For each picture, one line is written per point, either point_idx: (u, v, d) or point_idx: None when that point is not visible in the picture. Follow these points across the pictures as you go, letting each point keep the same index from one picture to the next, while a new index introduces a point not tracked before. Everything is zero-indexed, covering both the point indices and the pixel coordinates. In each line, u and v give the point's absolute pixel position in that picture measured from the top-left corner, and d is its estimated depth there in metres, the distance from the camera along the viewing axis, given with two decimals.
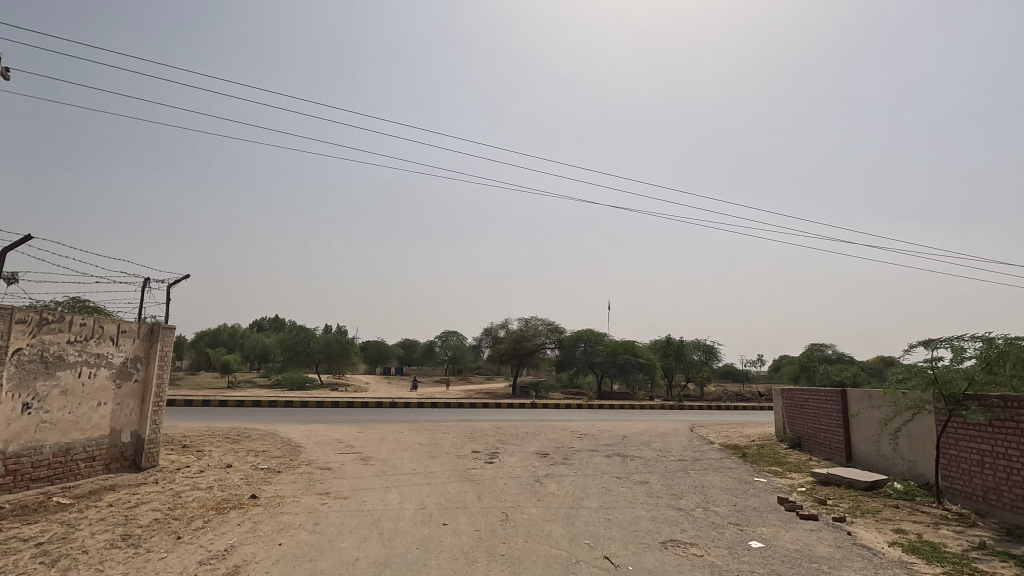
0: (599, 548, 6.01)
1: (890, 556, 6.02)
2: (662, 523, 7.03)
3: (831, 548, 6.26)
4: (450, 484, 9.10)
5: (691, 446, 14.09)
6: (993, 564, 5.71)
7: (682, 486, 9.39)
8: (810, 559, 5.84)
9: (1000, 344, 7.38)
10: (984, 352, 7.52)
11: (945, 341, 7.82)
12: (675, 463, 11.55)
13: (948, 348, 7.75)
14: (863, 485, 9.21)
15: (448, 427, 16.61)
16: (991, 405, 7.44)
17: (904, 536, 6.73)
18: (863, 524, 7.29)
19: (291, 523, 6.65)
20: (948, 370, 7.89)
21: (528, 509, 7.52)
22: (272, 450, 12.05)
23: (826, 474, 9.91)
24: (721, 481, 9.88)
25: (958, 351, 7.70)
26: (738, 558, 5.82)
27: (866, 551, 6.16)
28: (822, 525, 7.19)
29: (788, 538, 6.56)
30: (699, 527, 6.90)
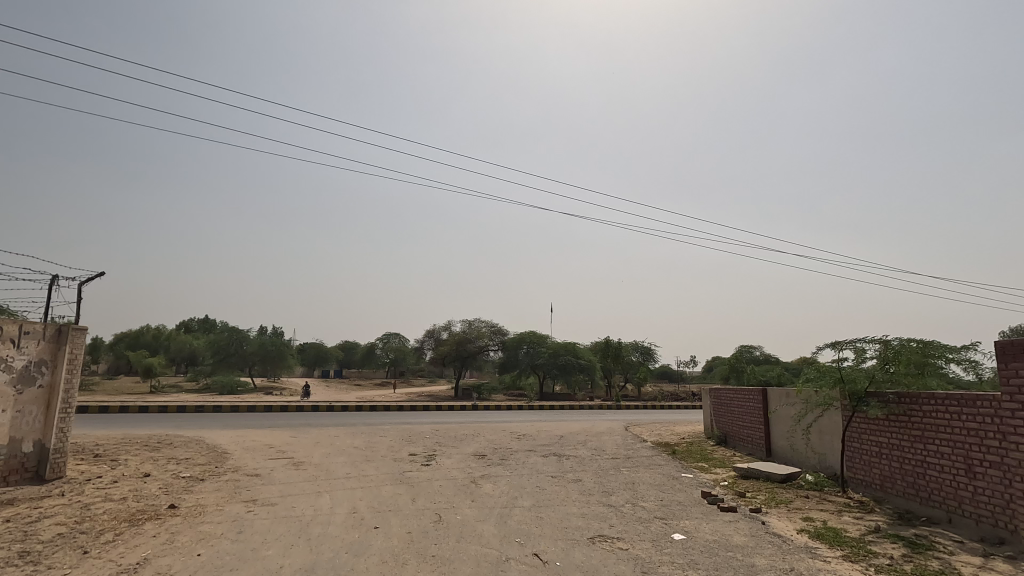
0: (530, 545, 6.13)
1: (797, 542, 6.49)
2: (592, 519, 7.25)
3: (746, 537, 6.66)
4: (385, 487, 8.99)
5: (625, 444, 14.58)
6: (884, 546, 6.27)
7: (614, 483, 9.70)
8: (726, 548, 6.19)
9: (896, 346, 8.12)
10: (883, 353, 8.23)
11: (850, 343, 8.47)
12: (608, 461, 11.91)
13: (852, 350, 8.41)
14: (778, 477, 9.84)
15: (386, 431, 16.38)
16: (888, 401, 8.14)
17: (811, 523, 7.28)
18: (776, 514, 7.81)
19: (212, 533, 6.38)
20: (852, 369, 8.58)
21: (463, 510, 7.56)
22: (196, 457, 11.47)
23: (746, 469, 10.52)
24: (650, 477, 10.28)
25: (861, 352, 8.38)
26: (660, 550, 6.09)
27: (777, 538, 6.62)
28: (740, 516, 7.65)
29: (708, 530, 6.92)
30: (626, 522, 7.17)
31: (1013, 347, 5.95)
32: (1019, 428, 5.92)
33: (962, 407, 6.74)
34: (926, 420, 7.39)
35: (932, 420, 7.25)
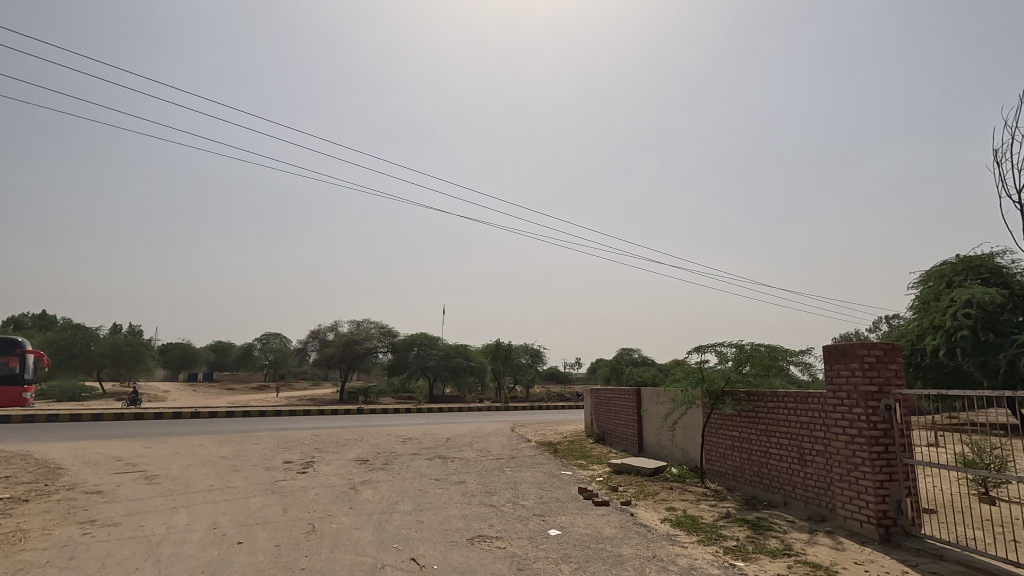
0: (408, 550, 6.03)
1: (661, 531, 7.02)
2: (472, 520, 7.30)
3: (616, 528, 7.08)
4: (254, 498, 8.37)
5: (510, 445, 14.89)
6: (732, 529, 6.99)
7: (496, 483, 9.86)
8: (597, 540, 6.55)
9: (748, 349, 9.09)
10: (738, 356, 9.17)
11: (712, 346, 9.34)
12: (492, 461, 12.07)
13: (713, 352, 9.28)
14: (648, 471, 10.60)
15: (260, 438, 15.27)
16: (739, 399, 9.07)
17: (673, 512, 7.92)
18: (644, 505, 8.39)
19: (35, 562, 5.51)
20: (712, 370, 9.45)
21: (339, 518, 7.25)
22: (19, 475, 9.86)
23: (620, 464, 11.20)
24: (531, 476, 10.58)
25: (720, 355, 9.26)
26: (537, 546, 6.28)
27: (643, 528, 7.11)
28: (612, 509, 8.12)
29: (582, 524, 7.27)
30: (506, 521, 7.31)
31: (836, 351, 6.91)
32: (838, 421, 6.88)
33: (797, 403, 7.70)
34: (769, 415, 8.34)
35: (774, 415, 8.20)
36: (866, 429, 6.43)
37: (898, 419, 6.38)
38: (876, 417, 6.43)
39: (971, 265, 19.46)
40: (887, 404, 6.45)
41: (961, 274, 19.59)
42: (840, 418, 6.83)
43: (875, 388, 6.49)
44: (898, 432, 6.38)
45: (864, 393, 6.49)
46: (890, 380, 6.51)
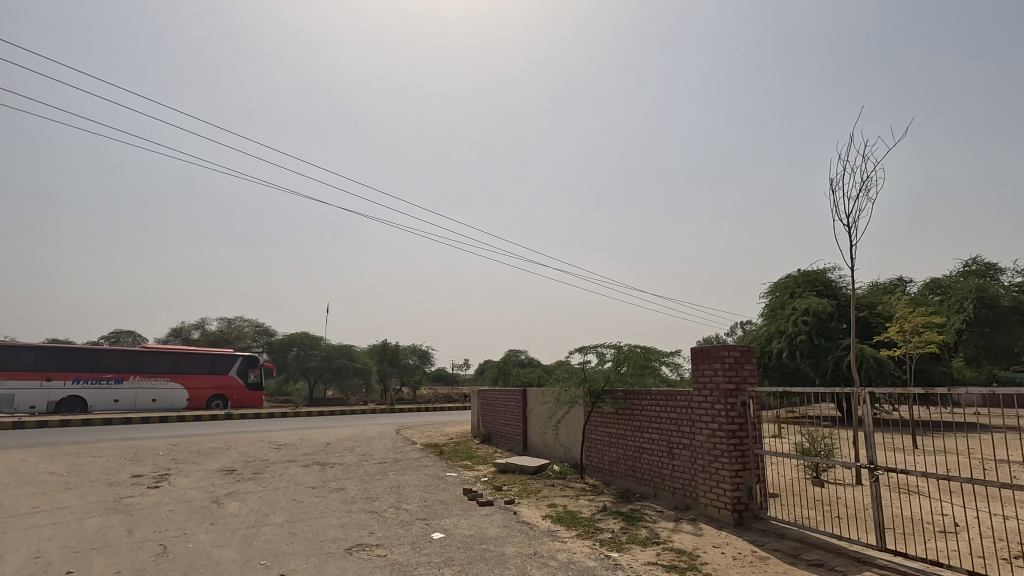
0: (277, 566, 5.58)
1: (542, 527, 7.19)
2: (351, 529, 6.95)
3: (499, 528, 7.13)
4: (91, 519, 7.28)
5: (394, 448, 14.48)
6: (608, 522, 7.34)
7: (378, 488, 9.51)
8: (480, 541, 6.53)
9: (626, 350, 9.64)
10: (617, 356, 9.68)
11: (593, 348, 9.77)
12: (375, 466, 11.65)
13: (594, 353, 9.71)
14: (531, 469, 10.85)
15: (102, 449, 13.40)
16: (617, 398, 9.55)
17: (554, 508, 8.16)
18: (526, 503, 8.55)
19: None
20: (593, 370, 9.88)
21: (197, 536, 6.53)
22: None
23: (504, 463, 11.34)
24: (415, 479, 10.35)
25: (600, 355, 9.72)
26: (419, 551, 6.13)
27: (525, 526, 7.23)
28: (495, 509, 8.17)
29: (466, 525, 7.22)
30: (387, 527, 7.05)
31: (702, 352, 7.54)
32: (701, 416, 7.50)
33: (667, 401, 8.29)
34: (642, 412, 8.90)
35: (646, 413, 8.76)
36: (725, 423, 7.07)
37: (751, 413, 7.11)
38: (734, 412, 7.12)
39: (809, 278, 22.33)
40: (742, 400, 7.17)
41: (801, 286, 22.42)
42: (704, 414, 7.46)
43: (733, 385, 7.18)
44: (751, 425, 7.11)
45: (724, 391, 7.15)
46: (746, 378, 7.24)
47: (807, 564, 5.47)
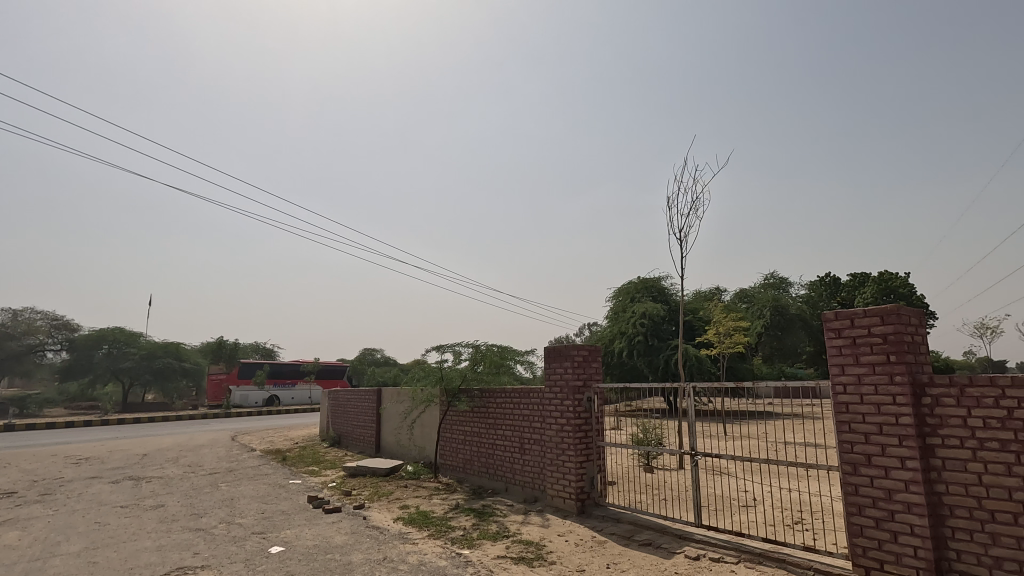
0: None
1: (393, 531, 6.98)
2: (171, 551, 6.11)
3: (346, 535, 6.77)
4: None
5: (228, 456, 13.10)
6: (460, 520, 7.37)
7: (207, 502, 8.51)
8: (325, 551, 6.15)
9: (482, 350, 9.80)
10: (473, 356, 9.79)
11: (451, 347, 9.77)
12: (203, 478, 10.41)
13: (451, 352, 9.71)
14: (383, 471, 10.54)
15: None
16: (473, 396, 9.64)
17: (406, 510, 7.98)
18: (377, 507, 8.25)
19: None
20: (450, 369, 9.86)
21: None
22: None
23: (354, 467, 10.85)
24: (253, 490, 9.45)
25: (457, 355, 9.75)
26: (253, 569, 5.58)
27: (375, 531, 6.96)
28: (343, 515, 7.76)
29: (309, 536, 6.75)
30: (215, 545, 6.32)
31: (554, 351, 7.92)
32: (551, 412, 7.87)
33: (520, 398, 8.56)
34: (496, 410, 9.10)
35: (500, 410, 8.96)
36: (573, 418, 7.51)
37: (595, 408, 7.64)
38: (580, 407, 7.59)
39: (646, 285, 24.74)
40: (588, 396, 7.67)
41: (640, 292, 24.75)
42: (553, 409, 7.84)
43: (581, 382, 7.65)
44: (595, 418, 7.64)
45: (572, 387, 7.58)
46: (592, 375, 7.76)
47: (638, 544, 6.01)
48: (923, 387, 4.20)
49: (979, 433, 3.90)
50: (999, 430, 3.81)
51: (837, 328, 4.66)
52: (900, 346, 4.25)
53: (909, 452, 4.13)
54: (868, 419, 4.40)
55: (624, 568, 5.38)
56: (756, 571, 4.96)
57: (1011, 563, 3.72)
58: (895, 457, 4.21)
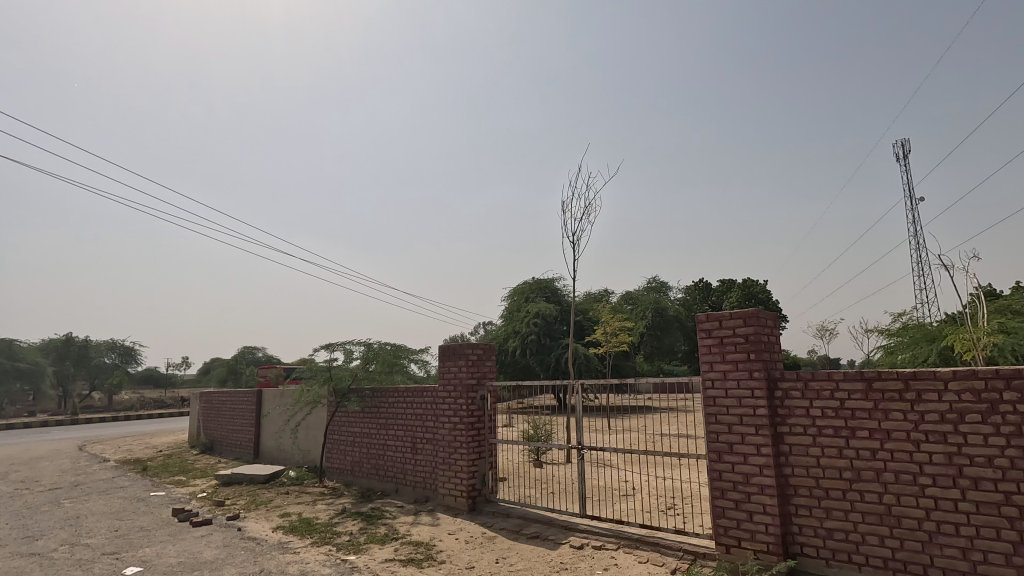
0: None
1: (271, 541, 6.54)
2: None
3: (217, 549, 6.24)
4: None
5: (74, 469, 11.49)
6: (346, 525, 7.09)
7: (45, 523, 7.40)
8: (192, 568, 5.61)
9: (375, 348, 9.50)
10: (365, 354, 9.46)
11: (341, 345, 9.37)
12: (40, 495, 9.04)
13: (341, 351, 9.32)
14: (262, 478, 9.85)
15: None
16: (364, 396, 9.28)
17: (287, 518, 7.51)
18: (254, 516, 7.69)
19: None
20: (340, 368, 9.43)
21: None
22: None
23: (229, 475, 10.02)
24: (104, 505, 8.38)
25: (348, 353, 9.36)
26: None
27: (251, 542, 6.48)
28: (214, 528, 7.13)
29: (173, 553, 6.12)
30: (55, 572, 5.52)
31: (448, 349, 7.88)
32: (445, 411, 7.83)
33: (412, 398, 8.42)
34: (387, 410, 8.87)
35: (391, 410, 8.75)
36: (466, 416, 7.53)
37: (488, 406, 7.73)
38: (474, 405, 7.63)
39: (541, 285, 25.47)
40: (482, 394, 7.74)
41: (534, 293, 25.44)
42: (446, 407, 7.80)
43: (475, 381, 7.70)
44: (488, 416, 7.73)
45: (466, 386, 7.60)
46: (485, 374, 7.83)
47: (526, 537, 6.17)
48: (776, 381, 4.74)
49: (819, 422, 4.48)
50: (834, 418, 4.41)
51: (708, 329, 5.11)
52: (759, 345, 4.77)
53: (764, 440, 4.65)
54: (731, 411, 4.88)
55: (513, 562, 5.49)
56: (634, 556, 5.30)
57: (841, 532, 4.33)
58: (753, 445, 4.71)
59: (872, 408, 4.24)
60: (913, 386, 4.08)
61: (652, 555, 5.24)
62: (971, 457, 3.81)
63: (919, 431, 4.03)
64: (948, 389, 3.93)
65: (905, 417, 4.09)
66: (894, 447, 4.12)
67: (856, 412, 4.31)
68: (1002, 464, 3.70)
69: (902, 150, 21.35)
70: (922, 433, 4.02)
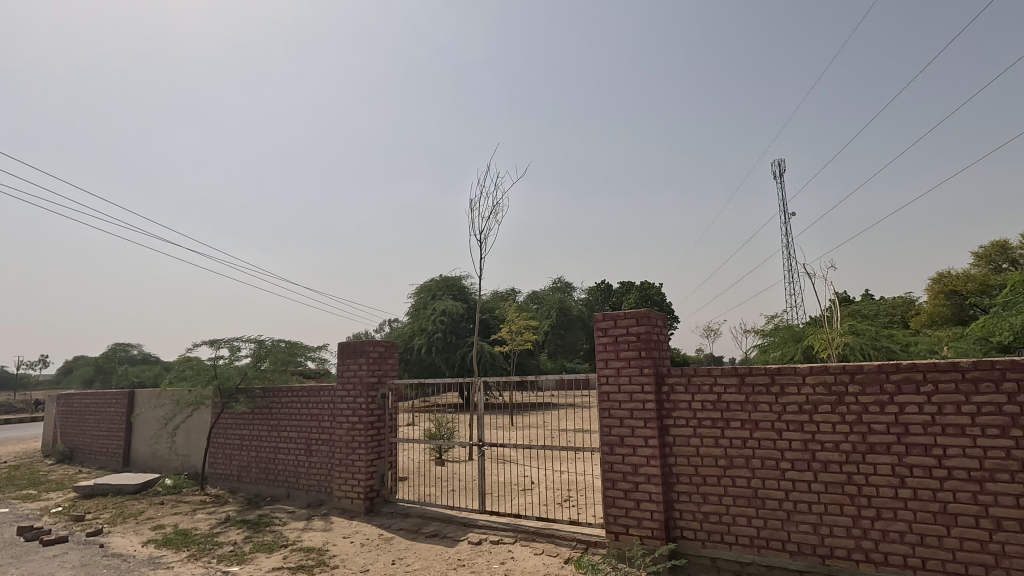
0: None
1: (140, 557, 5.94)
2: None
3: (73, 570, 5.56)
4: None
5: None
6: (229, 534, 6.61)
7: None
8: None
9: (267, 345, 8.91)
10: (255, 352, 8.86)
11: (227, 341, 8.71)
12: None
13: (228, 348, 8.67)
14: (132, 488, 8.93)
15: None
16: (254, 396, 8.72)
17: (160, 531, 6.86)
18: (120, 531, 6.94)
19: None
20: (226, 367, 8.75)
21: None
22: None
23: (91, 487, 8.97)
24: None
25: (235, 350, 8.72)
26: None
27: (115, 559, 5.85)
28: (70, 546, 6.35)
29: None
30: None
31: (348, 347, 7.60)
32: (342, 410, 7.54)
33: (307, 397, 8.02)
34: (279, 410, 8.38)
35: (284, 410, 8.28)
36: (366, 415, 7.31)
37: (389, 404, 7.56)
38: (374, 404, 7.43)
39: (448, 283, 25.35)
40: (382, 393, 7.55)
41: (441, 290, 25.27)
42: (344, 407, 7.52)
43: (376, 379, 7.49)
44: (388, 415, 7.56)
45: (367, 384, 7.38)
46: (387, 372, 7.65)
47: (425, 536, 6.12)
48: (663, 377, 5.07)
49: (699, 414, 4.85)
50: (712, 410, 4.80)
51: (604, 328, 5.35)
52: (649, 343, 5.07)
53: (651, 432, 4.96)
54: (623, 406, 5.15)
55: (409, 562, 5.42)
56: (529, 548, 5.44)
57: (715, 515, 4.72)
58: (641, 437, 5.01)
59: (743, 401, 4.67)
60: (777, 380, 4.54)
61: (547, 546, 5.40)
62: (822, 443, 4.32)
63: (781, 420, 4.49)
64: (805, 383, 4.42)
65: (770, 408, 4.55)
66: (761, 435, 4.56)
67: (730, 405, 4.72)
68: (846, 447, 4.23)
69: (777, 169, 23.68)
70: (783, 422, 4.49)
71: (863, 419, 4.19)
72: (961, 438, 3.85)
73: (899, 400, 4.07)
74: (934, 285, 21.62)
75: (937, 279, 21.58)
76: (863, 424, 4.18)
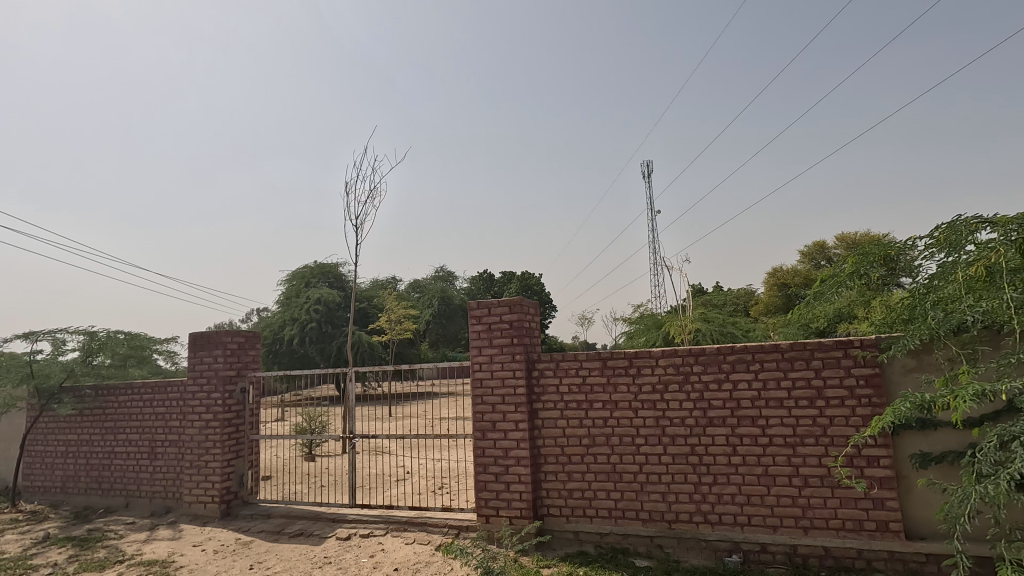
0: None
1: None
2: None
3: None
4: None
5: None
6: (48, 554, 5.72)
7: None
8: None
9: (101, 338, 7.78)
10: (86, 345, 7.69)
11: (47, 333, 7.48)
12: None
13: (49, 341, 7.45)
14: None
15: None
16: (83, 396, 7.59)
17: None
18: None
19: None
20: (47, 363, 7.49)
21: None
22: None
23: None
24: None
25: (59, 344, 7.52)
26: None
27: None
28: None
29: None
30: None
31: (201, 338, 6.91)
32: (194, 407, 6.83)
33: (151, 394, 7.15)
34: (115, 411, 7.39)
35: (121, 409, 7.32)
36: (221, 412, 6.69)
37: (250, 400, 6.99)
38: (231, 399, 6.82)
39: (324, 271, 24.13)
40: (242, 387, 6.96)
41: (317, 278, 23.98)
42: (196, 403, 6.83)
43: (234, 372, 6.88)
44: (248, 411, 6.99)
45: (223, 378, 6.75)
46: (248, 364, 7.07)
47: (288, 537, 5.78)
48: (534, 363, 5.26)
49: (566, 397, 5.10)
50: (577, 393, 5.07)
51: (478, 316, 5.40)
52: (521, 330, 5.22)
53: (521, 416, 5.11)
54: (495, 391, 5.25)
55: (270, 565, 5.08)
56: (400, 538, 5.37)
57: (578, 491, 5.01)
58: (512, 421, 5.15)
59: (605, 383, 4.99)
60: (634, 363, 4.91)
61: (419, 535, 5.37)
62: (670, 419, 4.76)
63: (637, 400, 4.87)
64: (658, 364, 4.82)
65: (628, 389, 4.90)
66: (619, 415, 4.91)
67: (594, 387, 5.02)
68: (690, 422, 4.70)
69: (647, 169, 25.51)
70: (639, 401, 4.87)
71: (705, 395, 4.68)
72: (780, 409, 4.45)
73: (733, 378, 4.60)
74: (770, 279, 24.78)
75: (772, 274, 24.74)
76: (704, 400, 4.67)
